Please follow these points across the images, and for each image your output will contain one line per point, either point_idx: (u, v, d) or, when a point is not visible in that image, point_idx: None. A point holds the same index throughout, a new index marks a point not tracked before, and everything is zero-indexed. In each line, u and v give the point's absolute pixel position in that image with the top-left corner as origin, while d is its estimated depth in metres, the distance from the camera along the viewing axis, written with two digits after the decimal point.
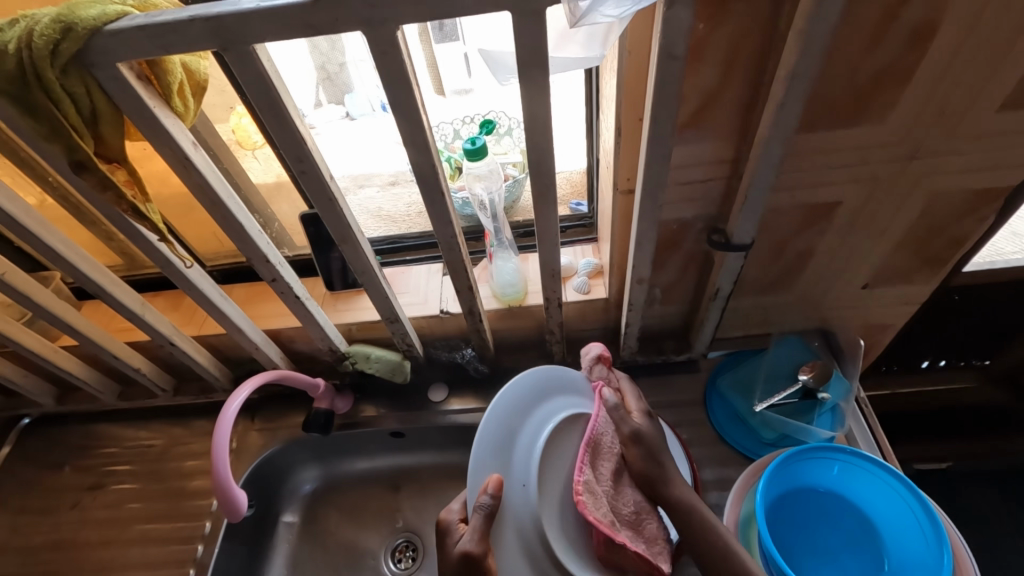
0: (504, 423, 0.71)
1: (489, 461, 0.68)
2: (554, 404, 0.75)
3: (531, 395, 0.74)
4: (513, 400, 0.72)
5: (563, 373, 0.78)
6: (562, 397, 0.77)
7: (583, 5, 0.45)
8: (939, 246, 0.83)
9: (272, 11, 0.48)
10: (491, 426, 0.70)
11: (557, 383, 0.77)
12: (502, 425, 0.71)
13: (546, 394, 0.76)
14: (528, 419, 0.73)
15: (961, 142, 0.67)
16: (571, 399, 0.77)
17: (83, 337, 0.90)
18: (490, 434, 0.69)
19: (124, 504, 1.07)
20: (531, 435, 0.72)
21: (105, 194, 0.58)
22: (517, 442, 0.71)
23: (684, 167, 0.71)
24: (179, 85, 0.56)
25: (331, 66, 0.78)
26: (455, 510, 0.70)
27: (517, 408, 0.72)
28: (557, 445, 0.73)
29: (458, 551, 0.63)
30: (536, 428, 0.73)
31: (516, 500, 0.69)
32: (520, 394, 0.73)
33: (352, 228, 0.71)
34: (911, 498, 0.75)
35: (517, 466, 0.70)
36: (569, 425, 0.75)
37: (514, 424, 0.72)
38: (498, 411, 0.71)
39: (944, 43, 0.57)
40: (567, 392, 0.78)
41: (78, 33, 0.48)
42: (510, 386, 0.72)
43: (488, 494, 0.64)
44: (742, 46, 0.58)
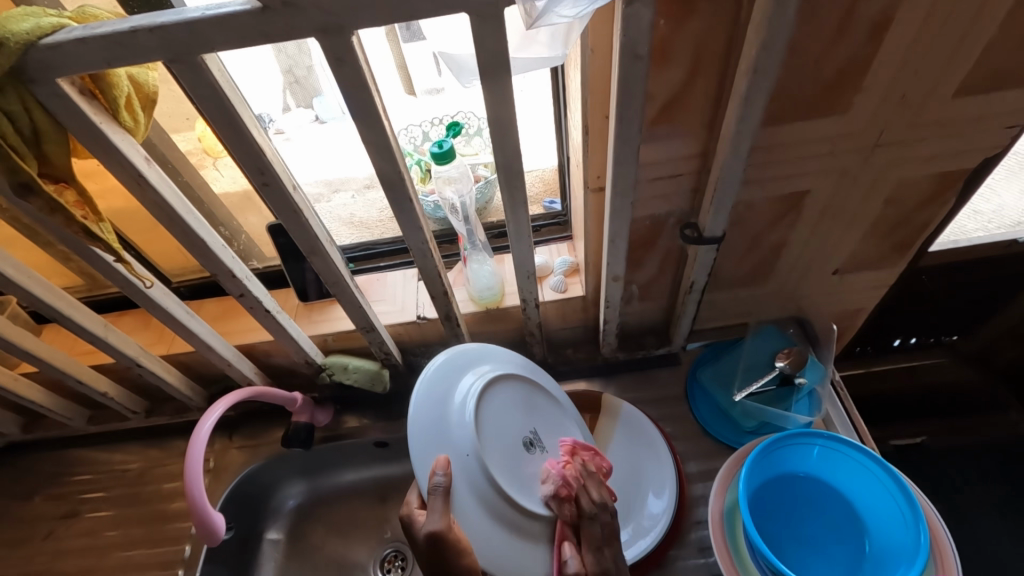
0: (432, 398, 0.68)
1: (429, 440, 0.64)
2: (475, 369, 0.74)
3: (449, 368, 0.72)
4: (433, 376, 0.70)
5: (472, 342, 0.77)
6: (479, 363, 0.75)
7: (539, 5, 0.45)
8: (905, 230, 0.84)
9: (220, 19, 0.46)
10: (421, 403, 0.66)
11: (472, 353, 0.76)
12: (432, 401, 0.67)
13: (464, 363, 0.74)
14: (453, 391, 0.70)
15: (921, 129, 0.68)
16: (492, 362, 0.77)
17: (44, 363, 0.86)
18: (423, 412, 0.66)
19: (98, 533, 1.04)
20: (461, 402, 0.69)
21: (54, 217, 0.55)
22: (451, 415, 0.67)
23: (654, 163, 0.71)
24: (127, 99, 0.54)
25: (298, 69, 0.76)
26: (415, 500, 0.65)
27: (441, 382, 0.70)
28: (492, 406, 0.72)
29: (426, 533, 0.58)
30: (465, 395, 0.70)
31: (469, 469, 0.65)
32: (437, 368, 0.71)
33: (321, 239, 0.69)
34: (887, 479, 0.77)
35: (458, 435, 0.66)
36: (493, 386, 0.74)
37: (441, 397, 0.69)
38: (423, 391, 0.68)
39: (901, 34, 0.57)
40: (486, 355, 0.77)
41: (11, 49, 0.45)
42: (427, 368, 0.70)
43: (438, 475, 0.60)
44: (704, 43, 0.58)
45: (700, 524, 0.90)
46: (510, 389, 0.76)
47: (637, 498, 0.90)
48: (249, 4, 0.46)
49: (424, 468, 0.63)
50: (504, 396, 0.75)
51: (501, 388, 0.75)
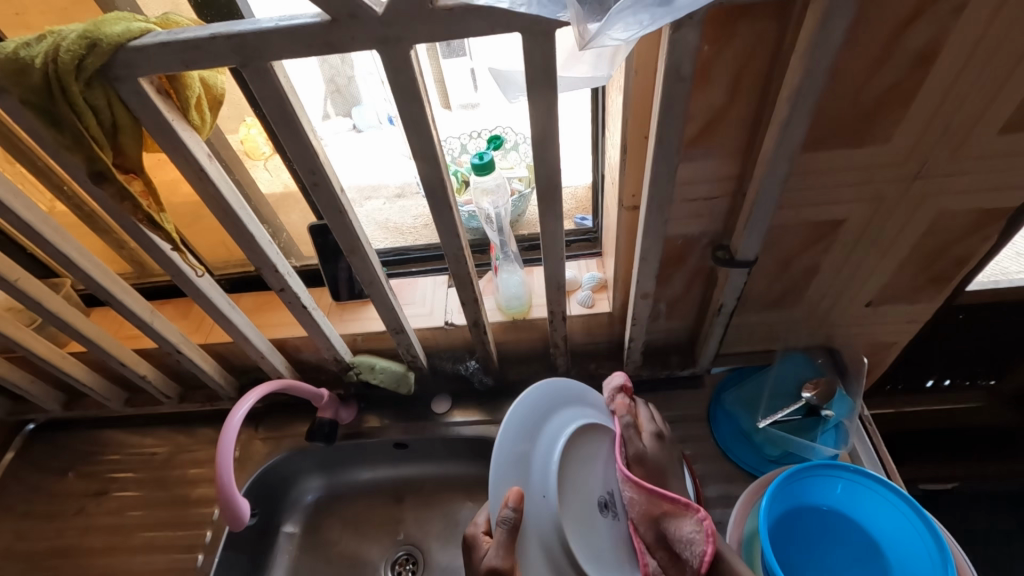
0: (519, 434, 0.68)
1: (508, 472, 0.65)
2: (565, 412, 0.74)
3: (541, 407, 0.72)
4: (524, 414, 0.69)
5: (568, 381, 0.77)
6: (570, 409, 0.75)
7: (592, 28, 0.47)
8: (945, 264, 0.83)
9: (291, 29, 0.49)
10: (510, 430, 0.67)
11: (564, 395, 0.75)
12: (518, 438, 0.68)
13: (557, 405, 0.73)
14: (540, 434, 0.70)
15: (964, 162, 0.68)
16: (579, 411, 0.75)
17: (92, 343, 0.91)
18: (508, 446, 0.67)
19: (125, 512, 1.07)
20: (545, 449, 0.69)
21: (121, 204, 0.59)
22: (533, 456, 0.68)
23: (689, 184, 0.72)
24: (197, 99, 0.58)
25: (339, 79, 0.80)
26: (481, 523, 0.69)
27: (529, 421, 0.70)
28: (575, 455, 0.71)
29: (485, 566, 0.60)
30: (550, 443, 0.70)
31: (538, 509, 0.66)
32: (531, 408, 0.71)
33: (361, 239, 0.72)
34: (916, 518, 0.75)
35: (535, 478, 0.67)
36: (582, 437, 0.73)
37: (526, 438, 0.69)
38: (513, 422, 0.68)
39: (945, 68, 0.58)
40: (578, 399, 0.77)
41: (102, 49, 0.49)
42: (523, 399, 0.70)
43: (509, 506, 0.60)
44: (746, 69, 0.59)
45: None
46: (596, 443, 0.75)
47: None
48: (319, 16, 0.49)
49: (497, 495, 0.64)
50: (590, 449, 0.74)
51: (587, 441, 0.73)
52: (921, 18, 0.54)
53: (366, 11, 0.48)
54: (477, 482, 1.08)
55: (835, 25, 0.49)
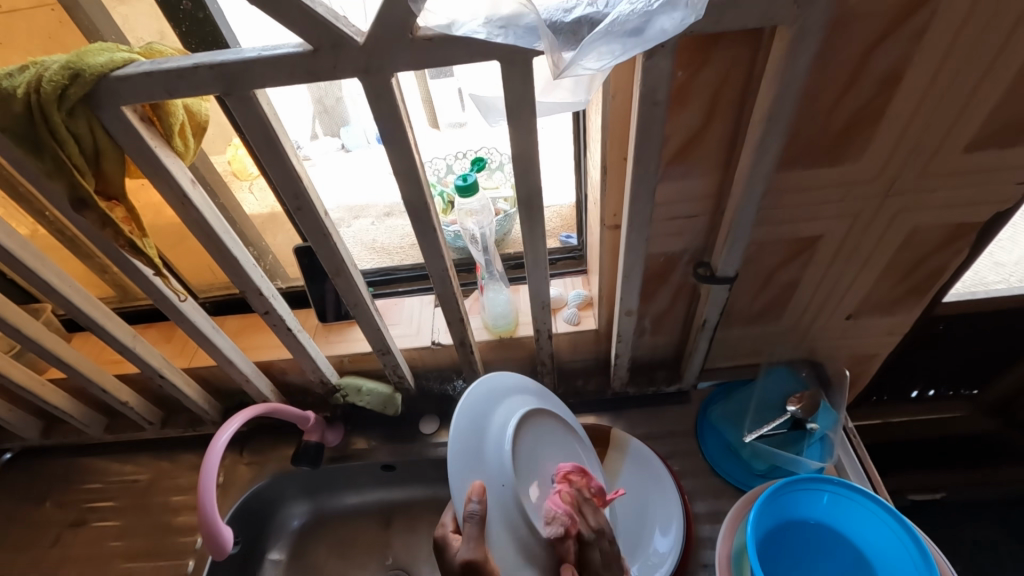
0: (470, 427, 0.68)
1: (464, 464, 0.65)
2: (509, 399, 0.75)
3: (486, 399, 0.72)
4: (470, 410, 0.70)
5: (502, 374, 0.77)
6: (514, 397, 0.76)
7: (567, 57, 0.49)
8: (920, 277, 0.85)
9: (274, 59, 0.50)
10: (461, 429, 0.67)
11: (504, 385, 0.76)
12: (469, 433, 0.68)
13: (499, 395, 0.74)
14: (488, 425, 0.70)
15: (932, 180, 0.70)
16: (521, 397, 0.76)
17: (71, 369, 0.89)
18: (460, 439, 0.67)
19: (105, 542, 1.05)
20: (497, 436, 0.69)
21: (103, 230, 0.59)
22: (487, 446, 0.68)
23: (668, 203, 0.73)
24: (181, 126, 0.59)
25: (328, 100, 0.80)
26: (448, 522, 0.67)
27: (478, 414, 0.70)
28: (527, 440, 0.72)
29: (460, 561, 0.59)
30: (499, 432, 0.70)
31: (503, 501, 0.66)
32: (476, 401, 0.71)
33: (346, 261, 0.72)
34: (895, 524, 0.76)
35: (493, 467, 0.67)
36: (529, 422, 0.74)
37: (476, 432, 0.69)
38: (461, 420, 0.68)
39: (909, 91, 0.60)
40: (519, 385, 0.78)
41: (85, 79, 0.50)
42: (467, 395, 0.70)
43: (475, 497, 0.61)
44: (719, 93, 0.61)
45: (707, 568, 0.88)
46: (542, 425, 0.76)
47: (644, 537, 0.89)
48: (301, 46, 0.50)
49: (460, 493, 0.63)
50: (539, 434, 0.75)
51: (535, 425, 0.75)
52: (884, 44, 0.56)
53: (348, 41, 0.49)
54: None
55: (801, 52, 0.51)
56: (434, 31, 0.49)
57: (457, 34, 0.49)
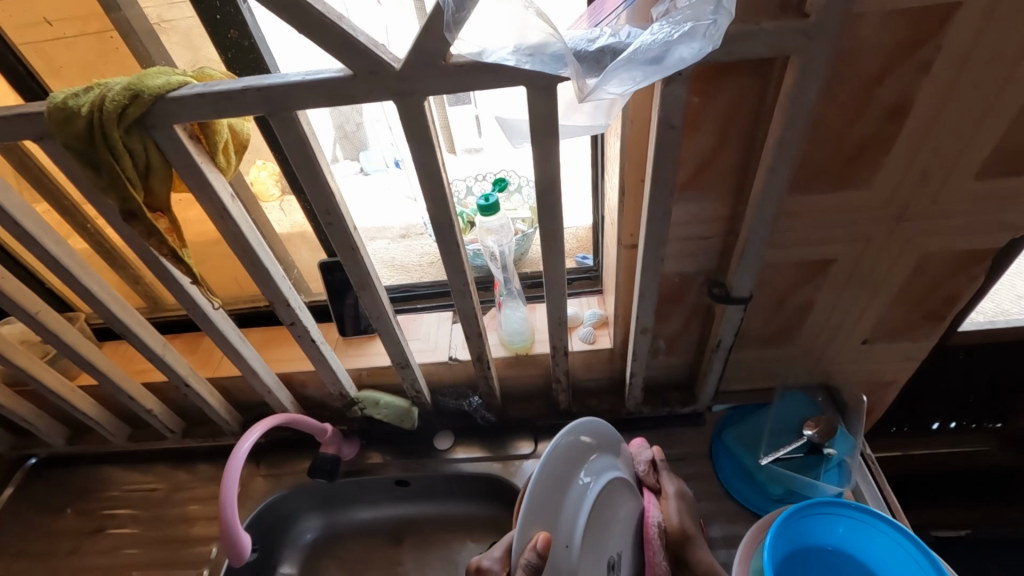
0: (556, 470, 0.65)
1: (539, 511, 0.62)
2: (605, 457, 0.72)
3: (582, 446, 0.69)
4: (558, 467, 0.65)
5: (599, 422, 0.71)
6: (605, 458, 0.72)
7: (590, 83, 0.52)
8: (935, 303, 0.86)
9: (316, 82, 0.54)
10: (548, 477, 0.64)
11: (594, 438, 0.71)
12: (549, 491, 0.63)
13: (600, 448, 0.72)
14: (571, 488, 0.66)
15: (943, 206, 0.71)
16: (604, 456, 0.72)
17: (102, 376, 0.92)
18: (543, 476, 0.63)
19: (121, 550, 1.06)
20: (576, 497, 0.66)
21: (148, 239, 0.63)
22: (573, 488, 0.66)
23: (683, 225, 0.75)
24: (225, 143, 0.63)
25: (349, 125, 0.85)
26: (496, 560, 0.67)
27: (570, 456, 0.67)
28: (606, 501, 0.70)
29: None
30: (583, 492, 0.66)
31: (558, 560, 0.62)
32: (578, 446, 0.68)
33: (371, 275, 0.75)
34: (921, 557, 0.74)
35: (563, 522, 0.64)
36: (610, 493, 0.70)
37: (557, 492, 0.64)
38: (548, 472, 0.64)
39: (918, 119, 0.62)
40: (612, 443, 0.74)
41: (144, 99, 0.54)
42: (574, 429, 0.68)
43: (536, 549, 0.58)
44: (733, 119, 0.64)
45: None
46: (619, 499, 0.73)
47: None
48: (342, 71, 0.54)
49: (524, 533, 0.60)
50: (614, 499, 0.72)
51: (612, 490, 0.71)
52: (891, 76, 0.59)
53: (385, 67, 0.53)
54: (478, 522, 1.07)
55: (811, 81, 0.54)
56: (466, 58, 0.52)
57: (487, 61, 0.52)
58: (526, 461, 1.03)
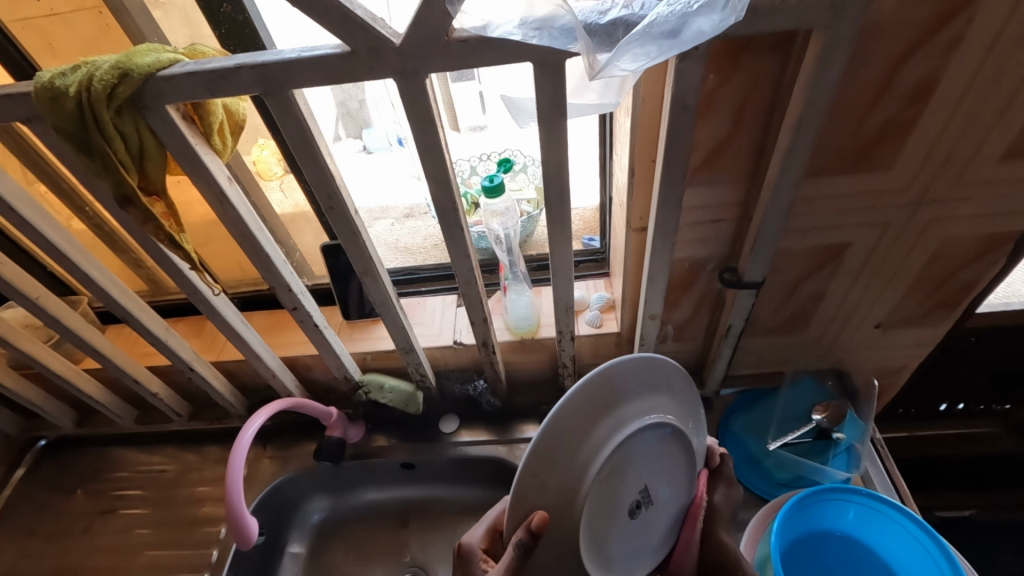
0: (550, 452, 0.52)
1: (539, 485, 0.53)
2: (632, 399, 0.58)
3: (586, 407, 0.54)
4: (564, 431, 0.53)
5: (606, 365, 0.55)
6: (618, 406, 0.57)
7: (601, 60, 0.49)
8: (953, 288, 0.83)
9: (312, 60, 0.52)
10: (550, 443, 0.52)
11: (616, 383, 0.56)
12: (551, 459, 0.53)
13: (613, 394, 0.56)
14: (582, 448, 0.54)
15: (967, 189, 0.68)
16: (631, 400, 0.58)
17: (107, 360, 0.92)
18: (529, 465, 0.52)
19: (133, 531, 1.07)
20: (581, 468, 0.54)
21: (145, 225, 0.61)
22: (584, 446, 0.54)
23: (695, 208, 0.73)
24: (220, 125, 0.60)
25: (351, 102, 0.82)
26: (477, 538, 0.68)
27: (567, 428, 0.53)
28: (630, 451, 0.59)
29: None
30: (597, 450, 0.55)
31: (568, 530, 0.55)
32: (581, 402, 0.53)
33: (373, 260, 0.73)
34: (929, 542, 0.74)
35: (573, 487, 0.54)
36: (633, 438, 0.58)
37: (564, 457, 0.53)
38: (550, 438, 0.52)
39: (945, 98, 0.59)
40: (643, 377, 0.58)
41: (133, 78, 0.51)
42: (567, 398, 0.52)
43: (530, 530, 0.52)
44: (750, 99, 0.61)
45: None
46: (645, 441, 0.60)
47: None
48: (339, 48, 0.51)
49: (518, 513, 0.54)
50: (643, 447, 0.60)
51: (640, 437, 0.59)
52: (918, 52, 0.56)
53: (384, 42, 0.50)
54: (484, 504, 1.07)
55: (835, 58, 0.51)
56: (469, 32, 0.50)
57: (491, 36, 0.49)
58: None
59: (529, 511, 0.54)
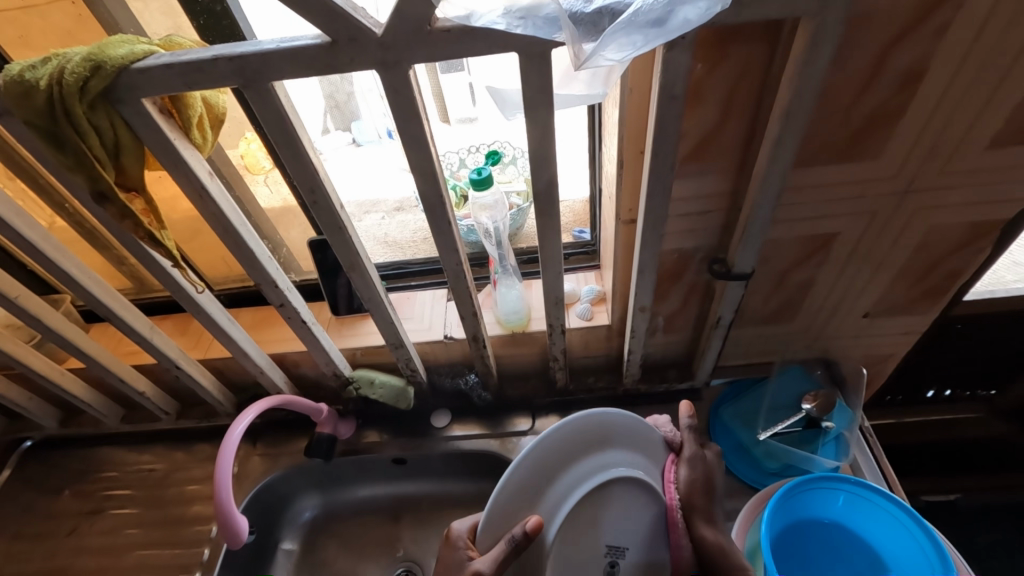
0: (531, 476, 0.61)
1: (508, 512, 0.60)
2: (604, 452, 0.65)
3: (569, 447, 0.63)
4: (533, 471, 0.61)
5: (593, 414, 0.64)
6: (601, 454, 0.65)
7: (586, 49, 0.48)
8: (940, 277, 0.84)
9: (292, 51, 0.50)
10: (521, 481, 0.60)
11: (588, 436, 0.64)
12: (520, 492, 0.61)
13: (585, 447, 0.64)
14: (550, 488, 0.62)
15: (954, 178, 0.69)
16: (603, 455, 0.65)
17: (91, 360, 0.91)
18: (512, 484, 0.60)
19: (122, 531, 1.06)
20: (556, 499, 0.62)
21: (123, 222, 0.60)
22: (554, 486, 0.62)
23: (684, 200, 0.73)
24: (198, 118, 0.59)
25: (339, 95, 0.81)
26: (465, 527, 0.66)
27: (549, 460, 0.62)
28: (600, 499, 0.65)
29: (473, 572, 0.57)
30: (564, 493, 0.62)
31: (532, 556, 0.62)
32: (551, 450, 0.61)
33: (360, 255, 0.72)
34: (915, 527, 0.75)
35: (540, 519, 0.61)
36: (602, 488, 0.64)
37: (533, 495, 0.61)
38: (518, 475, 0.60)
39: (933, 86, 0.59)
40: (617, 437, 0.66)
41: (106, 71, 0.50)
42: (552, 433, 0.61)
43: (523, 530, 0.57)
44: (739, 88, 0.60)
45: None
46: (625, 495, 0.66)
47: None
48: (319, 39, 0.50)
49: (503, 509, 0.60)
50: (614, 496, 0.65)
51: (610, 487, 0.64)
52: (906, 40, 0.55)
53: (365, 33, 0.49)
54: (477, 498, 1.07)
55: (822, 46, 0.50)
56: (452, 22, 0.49)
57: (475, 25, 0.48)
58: (524, 438, 1.03)
59: (507, 528, 0.61)
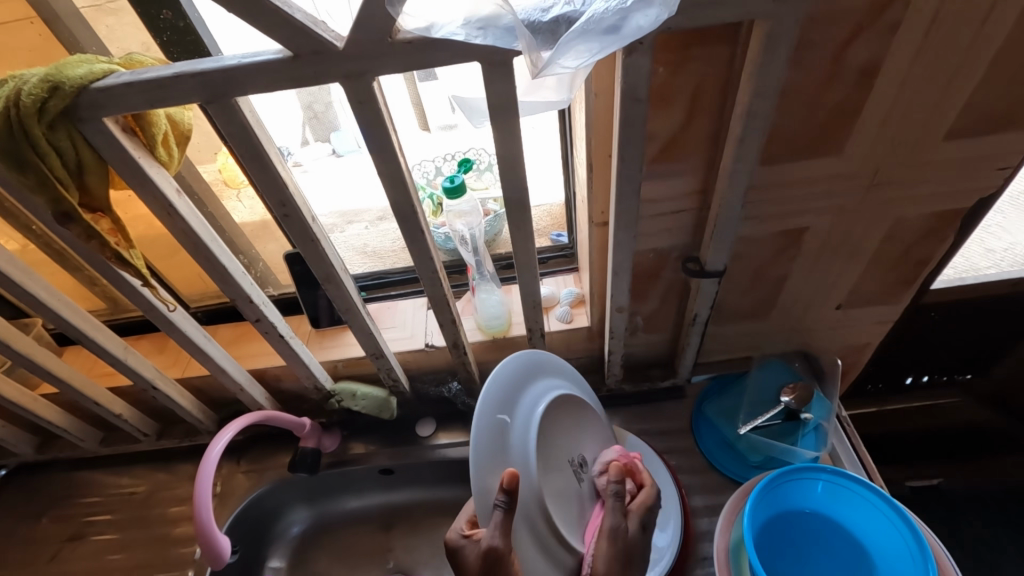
0: (497, 411, 0.67)
1: (491, 452, 0.64)
2: (561, 380, 0.79)
3: (517, 376, 0.72)
4: (500, 385, 0.69)
5: (529, 352, 0.76)
6: (544, 379, 0.76)
7: (544, 57, 0.49)
8: (908, 266, 0.86)
9: (255, 66, 0.50)
10: (492, 393, 0.67)
11: (539, 366, 0.76)
12: (495, 399, 0.67)
13: (537, 367, 0.76)
14: (516, 407, 0.70)
15: (915, 170, 0.71)
16: (554, 380, 0.78)
17: (64, 383, 0.89)
18: (486, 424, 0.65)
19: (103, 556, 1.04)
20: (524, 417, 0.70)
21: (89, 242, 0.59)
22: (509, 428, 0.68)
23: (655, 200, 0.74)
24: (164, 136, 0.59)
25: (318, 105, 0.80)
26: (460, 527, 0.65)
27: (507, 395, 0.69)
28: (555, 419, 0.74)
29: (486, 546, 0.58)
30: (530, 415, 0.70)
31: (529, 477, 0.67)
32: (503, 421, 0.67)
33: (335, 267, 0.72)
34: (890, 511, 0.76)
35: (516, 446, 0.67)
36: (555, 406, 0.74)
37: (504, 408, 0.68)
38: (491, 389, 0.67)
39: (887, 82, 0.61)
40: (567, 377, 0.82)
41: (65, 91, 0.50)
42: (501, 367, 0.70)
43: (505, 489, 0.58)
44: (701, 89, 0.61)
45: (705, 561, 0.90)
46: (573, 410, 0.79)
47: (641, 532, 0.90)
48: (282, 53, 0.50)
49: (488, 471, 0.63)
50: (567, 417, 0.77)
51: (562, 409, 0.76)
52: (859, 38, 0.57)
53: (328, 46, 0.49)
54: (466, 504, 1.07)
55: (778, 47, 0.52)
56: (414, 33, 0.49)
57: (436, 37, 0.49)
58: None
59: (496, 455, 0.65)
